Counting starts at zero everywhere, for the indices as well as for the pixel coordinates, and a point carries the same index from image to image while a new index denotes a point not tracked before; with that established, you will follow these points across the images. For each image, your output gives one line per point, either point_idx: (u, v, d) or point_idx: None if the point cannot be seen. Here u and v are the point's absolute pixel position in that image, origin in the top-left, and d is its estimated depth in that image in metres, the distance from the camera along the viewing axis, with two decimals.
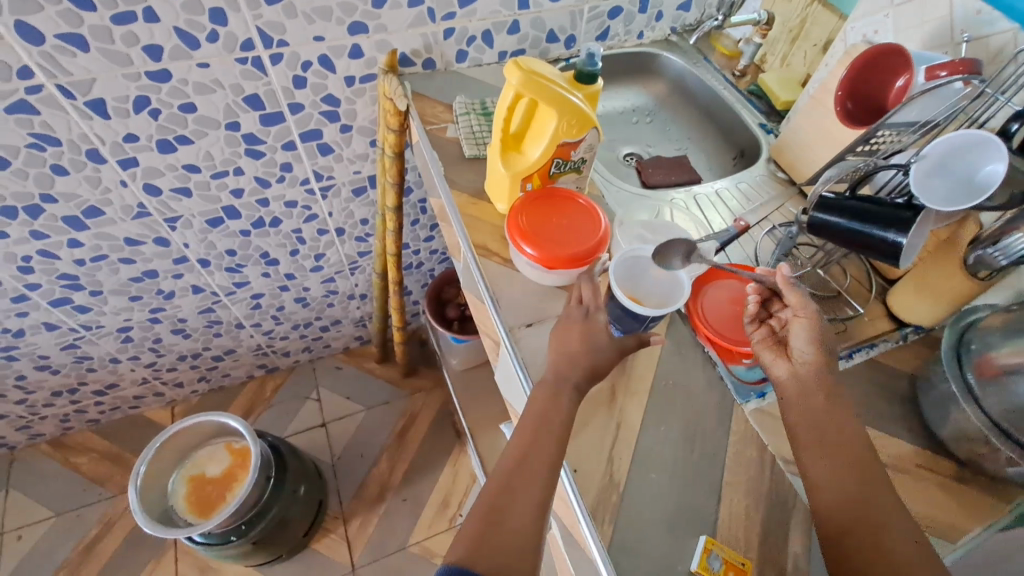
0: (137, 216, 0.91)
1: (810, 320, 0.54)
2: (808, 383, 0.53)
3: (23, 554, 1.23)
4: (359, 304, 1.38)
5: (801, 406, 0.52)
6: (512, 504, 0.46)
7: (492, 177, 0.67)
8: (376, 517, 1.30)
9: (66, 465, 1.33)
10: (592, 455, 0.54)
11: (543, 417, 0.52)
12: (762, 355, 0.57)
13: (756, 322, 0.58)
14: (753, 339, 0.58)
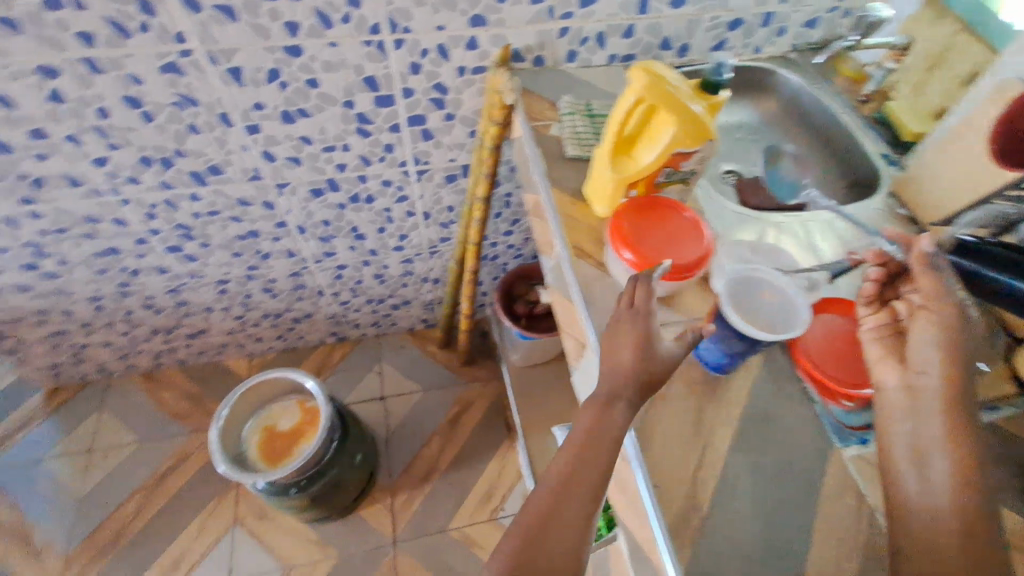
0: (252, 179, 0.98)
1: (939, 320, 0.51)
2: (924, 400, 0.49)
3: (102, 476, 1.32)
4: (431, 288, 1.42)
5: (904, 420, 0.50)
6: (552, 523, 0.47)
7: (594, 181, 0.68)
8: (422, 495, 1.33)
9: (153, 397, 1.46)
10: (675, 473, 0.53)
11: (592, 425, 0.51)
12: (874, 345, 0.56)
13: (876, 305, 0.58)
14: (871, 322, 0.58)
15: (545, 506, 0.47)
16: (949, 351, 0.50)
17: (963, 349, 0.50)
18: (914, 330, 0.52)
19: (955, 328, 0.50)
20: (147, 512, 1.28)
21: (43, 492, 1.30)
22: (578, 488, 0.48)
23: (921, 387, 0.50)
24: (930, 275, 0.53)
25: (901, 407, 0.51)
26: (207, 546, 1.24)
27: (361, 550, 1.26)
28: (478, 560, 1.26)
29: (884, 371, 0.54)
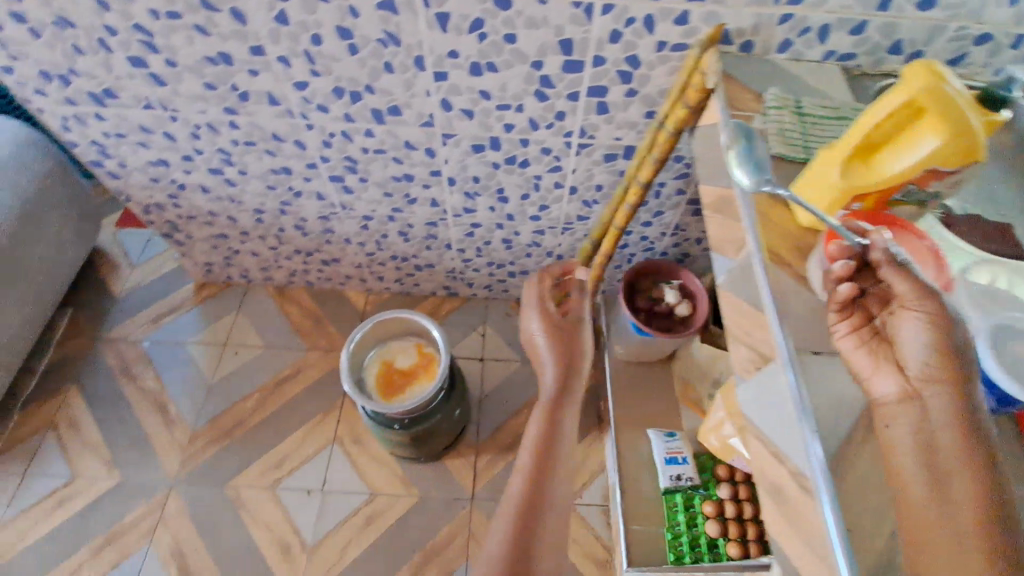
0: (424, 124, 1.00)
1: (929, 321, 0.46)
2: (929, 414, 0.44)
3: (234, 367, 1.48)
4: (551, 263, 1.41)
5: (906, 441, 0.45)
6: (532, 556, 0.81)
7: (813, 173, 0.61)
8: (505, 462, 1.36)
9: (281, 310, 1.58)
10: (874, 523, 0.47)
11: (547, 429, 0.98)
12: (862, 353, 0.50)
13: (853, 307, 0.52)
14: (849, 322, 0.52)
15: (521, 507, 0.88)
16: (943, 351, 0.45)
17: (956, 347, 0.45)
18: (903, 330, 0.47)
19: (942, 322, 0.46)
20: (263, 411, 1.41)
21: (183, 371, 1.47)
22: (542, 496, 0.90)
23: (927, 402, 0.45)
24: (910, 273, 0.49)
25: (911, 443, 0.45)
26: (308, 455, 1.35)
27: (441, 497, 1.31)
28: None
29: (879, 378, 0.48)
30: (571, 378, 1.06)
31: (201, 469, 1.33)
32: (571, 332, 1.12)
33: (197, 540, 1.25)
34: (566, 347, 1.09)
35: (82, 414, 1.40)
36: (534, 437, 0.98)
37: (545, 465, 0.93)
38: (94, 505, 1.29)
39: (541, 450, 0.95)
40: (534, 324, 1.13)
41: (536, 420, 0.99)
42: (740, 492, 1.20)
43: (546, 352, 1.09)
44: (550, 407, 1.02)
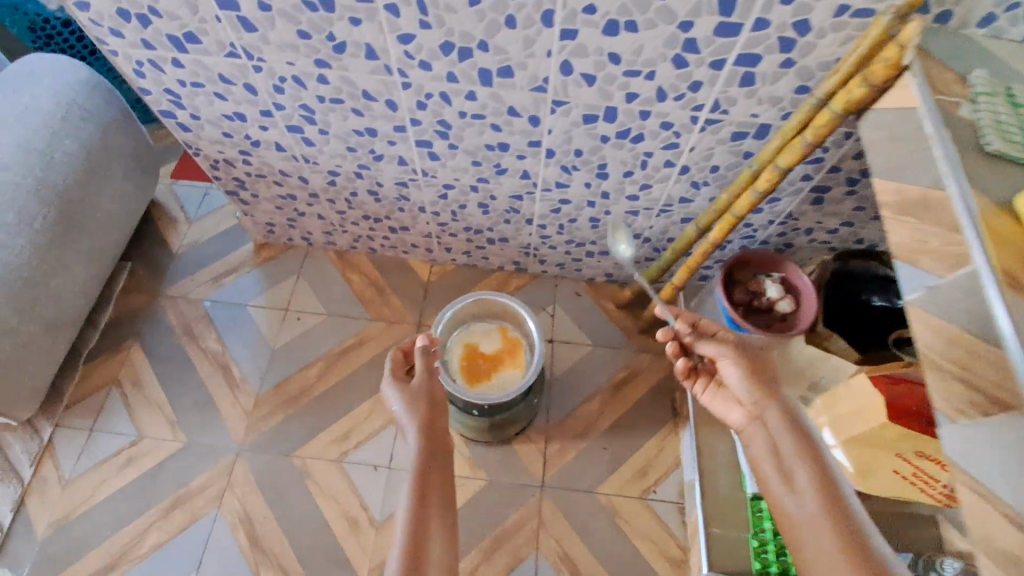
0: (535, 89, 0.89)
1: (734, 359, 0.87)
2: (767, 420, 0.83)
3: (296, 334, 1.44)
4: (635, 245, 1.30)
5: (755, 440, 0.83)
6: (428, 555, 0.73)
7: None
8: (575, 450, 1.31)
9: (342, 276, 1.52)
10: None
11: (422, 506, 0.80)
12: (707, 396, 0.93)
13: (695, 377, 0.95)
14: (699, 383, 0.95)
15: (416, 510, 0.79)
16: (752, 376, 0.86)
17: (761, 372, 0.87)
18: (727, 374, 0.88)
19: (749, 361, 0.87)
20: (327, 381, 1.39)
21: (245, 335, 1.44)
22: (433, 490, 0.82)
23: (768, 420, 0.83)
24: (723, 347, 0.89)
25: (760, 447, 0.83)
26: (375, 430, 1.33)
27: (509, 482, 1.28)
28: (619, 532, 1.24)
29: (733, 413, 0.89)
30: (435, 427, 0.89)
31: (266, 437, 1.32)
32: (424, 380, 0.94)
33: (265, 508, 1.25)
34: (430, 397, 0.93)
35: (146, 373, 1.39)
36: (405, 513, 0.79)
37: (427, 537, 0.76)
38: (163, 466, 1.29)
39: (424, 522, 0.78)
40: (394, 401, 0.93)
41: (405, 505, 0.80)
42: None
43: (400, 410, 0.92)
44: (421, 474, 0.83)
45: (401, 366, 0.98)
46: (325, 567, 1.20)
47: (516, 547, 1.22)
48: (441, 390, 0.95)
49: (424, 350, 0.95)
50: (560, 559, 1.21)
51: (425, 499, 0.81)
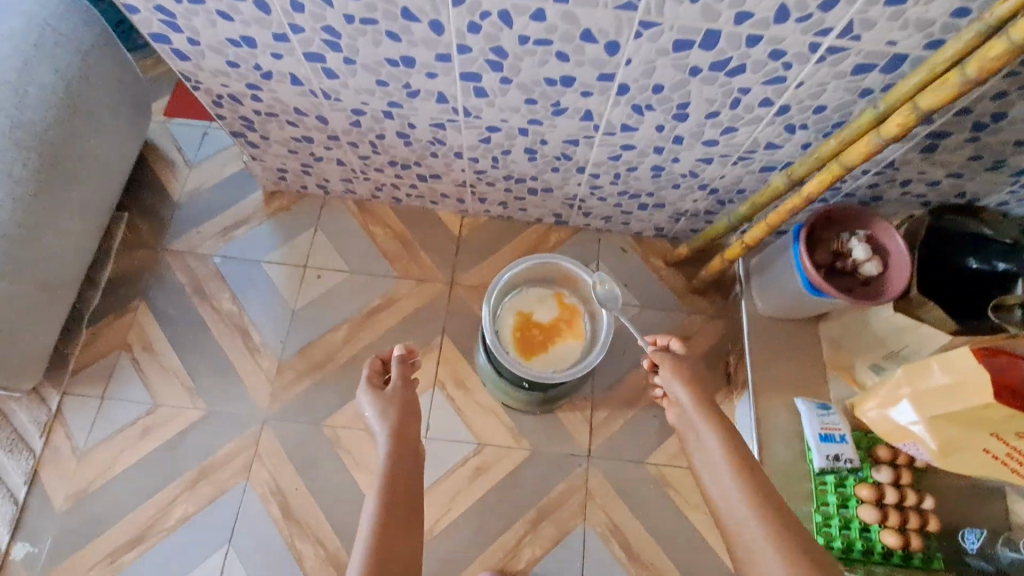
0: (621, 6, 0.71)
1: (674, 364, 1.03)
2: (695, 415, 0.98)
3: (318, 292, 1.33)
4: (698, 198, 1.15)
5: (687, 432, 1.00)
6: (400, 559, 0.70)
7: None
8: (623, 419, 1.24)
9: (365, 229, 1.39)
10: None
11: (393, 503, 0.76)
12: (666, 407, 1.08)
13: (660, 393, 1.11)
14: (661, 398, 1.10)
15: (390, 507, 0.75)
16: (689, 378, 1.02)
17: (694, 375, 1.03)
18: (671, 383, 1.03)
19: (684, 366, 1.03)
20: (354, 345, 1.29)
21: (262, 294, 1.33)
22: (408, 491, 0.79)
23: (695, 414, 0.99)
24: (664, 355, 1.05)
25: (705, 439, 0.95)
26: None
27: (554, 452, 1.21)
28: (670, 503, 1.19)
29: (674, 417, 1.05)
30: (408, 430, 0.85)
31: (293, 405, 1.24)
32: (401, 387, 0.89)
33: (297, 479, 1.19)
34: (405, 405, 0.88)
35: (157, 336, 1.29)
36: (372, 509, 0.75)
37: (393, 533, 0.72)
38: (184, 434, 1.22)
39: (390, 522, 0.74)
40: (372, 413, 0.87)
41: (375, 498, 0.76)
42: (902, 477, 1.08)
43: (375, 417, 0.86)
44: (394, 476, 0.79)
45: (378, 377, 0.93)
46: None
47: (563, 520, 1.17)
48: (418, 396, 0.90)
49: (403, 359, 0.91)
50: (609, 531, 1.17)
51: (399, 497, 0.77)
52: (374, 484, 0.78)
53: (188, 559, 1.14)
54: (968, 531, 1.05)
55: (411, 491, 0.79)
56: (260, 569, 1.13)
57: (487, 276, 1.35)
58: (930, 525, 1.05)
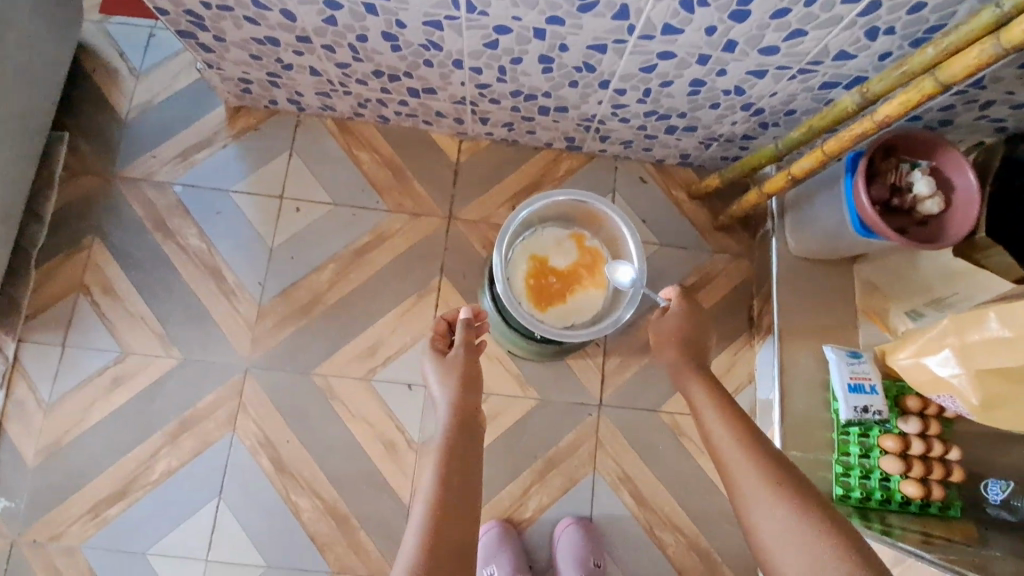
0: None
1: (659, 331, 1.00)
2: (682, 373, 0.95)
3: (299, 227, 1.18)
4: (738, 120, 1.00)
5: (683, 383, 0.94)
6: (463, 539, 0.64)
7: None
8: (637, 366, 1.16)
9: (348, 154, 1.21)
10: None
11: (451, 480, 0.68)
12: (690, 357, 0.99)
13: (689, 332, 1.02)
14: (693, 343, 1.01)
15: (453, 481, 0.68)
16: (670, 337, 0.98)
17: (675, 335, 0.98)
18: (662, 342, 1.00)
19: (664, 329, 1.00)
20: (343, 287, 1.16)
21: (234, 230, 1.17)
22: (470, 468, 0.71)
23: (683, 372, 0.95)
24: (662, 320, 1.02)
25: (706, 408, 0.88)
26: (406, 344, 1.15)
27: (563, 401, 1.14)
28: (683, 451, 1.14)
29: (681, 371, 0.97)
30: (467, 408, 0.77)
31: (278, 353, 1.13)
32: (464, 352, 0.83)
33: (287, 431, 1.11)
34: (464, 374, 0.81)
35: (118, 277, 1.15)
36: (427, 489, 0.67)
37: (450, 516, 0.65)
38: (160, 385, 1.12)
39: (448, 505, 0.66)
40: (432, 381, 0.82)
41: (432, 474, 0.69)
42: (931, 428, 1.02)
43: (436, 386, 0.81)
44: (453, 451, 0.72)
45: (442, 341, 0.88)
46: (363, 491, 1.09)
47: (572, 469, 1.12)
48: (481, 367, 0.83)
49: (466, 322, 0.86)
50: (619, 479, 1.12)
51: (462, 473, 0.69)
52: (431, 460, 0.71)
53: (177, 513, 1.08)
54: (991, 482, 1.02)
55: (473, 470, 0.71)
56: (255, 521, 1.08)
57: (489, 208, 1.20)
58: (954, 475, 1.01)
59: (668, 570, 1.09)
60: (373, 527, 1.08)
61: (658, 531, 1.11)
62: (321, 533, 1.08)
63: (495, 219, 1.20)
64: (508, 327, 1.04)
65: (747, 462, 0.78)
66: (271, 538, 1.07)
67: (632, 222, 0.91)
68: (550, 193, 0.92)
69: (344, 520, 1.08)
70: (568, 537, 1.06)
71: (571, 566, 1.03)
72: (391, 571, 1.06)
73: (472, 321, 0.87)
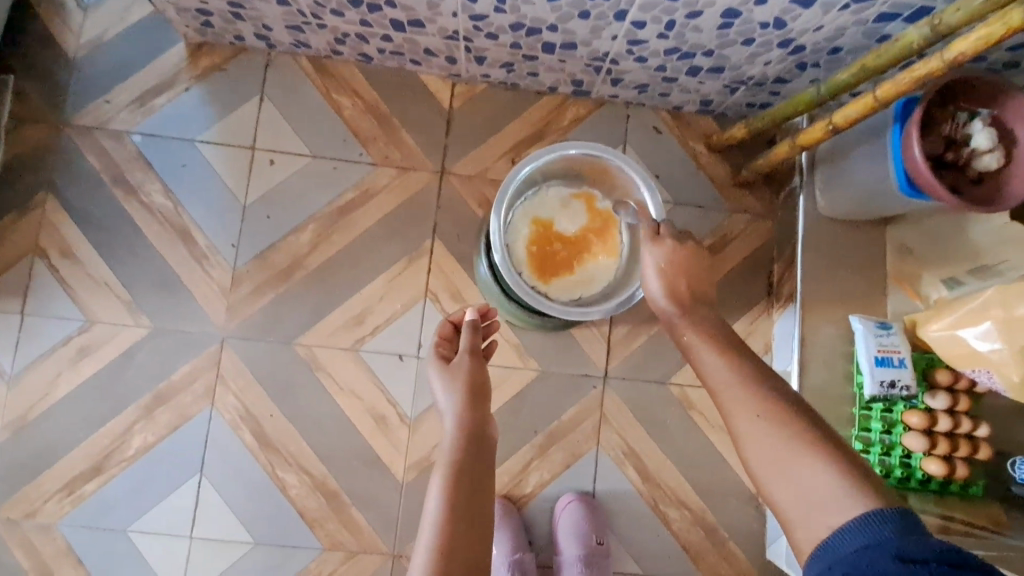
0: None
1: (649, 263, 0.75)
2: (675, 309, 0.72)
3: (275, 183, 1.06)
4: (772, 59, 0.88)
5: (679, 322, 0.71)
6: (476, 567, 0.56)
7: None
8: (646, 335, 1.08)
9: (327, 99, 1.08)
10: None
11: (460, 499, 0.60)
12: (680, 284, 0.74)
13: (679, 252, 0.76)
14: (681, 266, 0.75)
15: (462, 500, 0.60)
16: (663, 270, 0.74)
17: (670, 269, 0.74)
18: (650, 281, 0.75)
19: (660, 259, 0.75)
20: (325, 250, 1.06)
21: (203, 186, 1.05)
22: (481, 486, 0.63)
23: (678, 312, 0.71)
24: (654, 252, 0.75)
25: (685, 325, 0.70)
26: (396, 312, 1.06)
27: (565, 373, 1.06)
28: (692, 424, 1.08)
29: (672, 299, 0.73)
30: (475, 415, 0.69)
31: (257, 321, 1.04)
32: (469, 359, 0.76)
33: (271, 404, 1.03)
34: (471, 381, 0.73)
35: (77, 238, 1.04)
36: (434, 510, 0.59)
37: (459, 541, 0.57)
38: (130, 356, 1.03)
39: (456, 528, 0.58)
40: (437, 390, 0.74)
41: (438, 493, 0.61)
42: (960, 404, 0.94)
43: (441, 395, 0.73)
44: (463, 467, 0.63)
45: (446, 347, 0.81)
46: (352, 468, 1.03)
47: (574, 444, 1.05)
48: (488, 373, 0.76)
49: (472, 326, 0.80)
50: (624, 454, 1.06)
51: (471, 489, 0.62)
52: (437, 477, 0.63)
53: (157, 491, 1.01)
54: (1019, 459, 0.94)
55: (486, 487, 0.63)
56: (240, 498, 1.02)
57: (486, 162, 1.08)
58: (981, 453, 0.94)
59: (673, 545, 1.05)
60: (364, 504, 1.03)
61: (663, 506, 1.05)
62: (311, 510, 1.02)
63: (492, 174, 1.08)
64: (511, 302, 0.97)
65: (743, 396, 0.61)
66: (258, 514, 1.01)
67: (653, 182, 0.84)
68: (562, 145, 0.84)
69: (334, 496, 1.02)
70: (568, 514, 1.01)
71: (573, 543, 0.98)
72: (384, 547, 1.02)
73: (477, 324, 0.80)
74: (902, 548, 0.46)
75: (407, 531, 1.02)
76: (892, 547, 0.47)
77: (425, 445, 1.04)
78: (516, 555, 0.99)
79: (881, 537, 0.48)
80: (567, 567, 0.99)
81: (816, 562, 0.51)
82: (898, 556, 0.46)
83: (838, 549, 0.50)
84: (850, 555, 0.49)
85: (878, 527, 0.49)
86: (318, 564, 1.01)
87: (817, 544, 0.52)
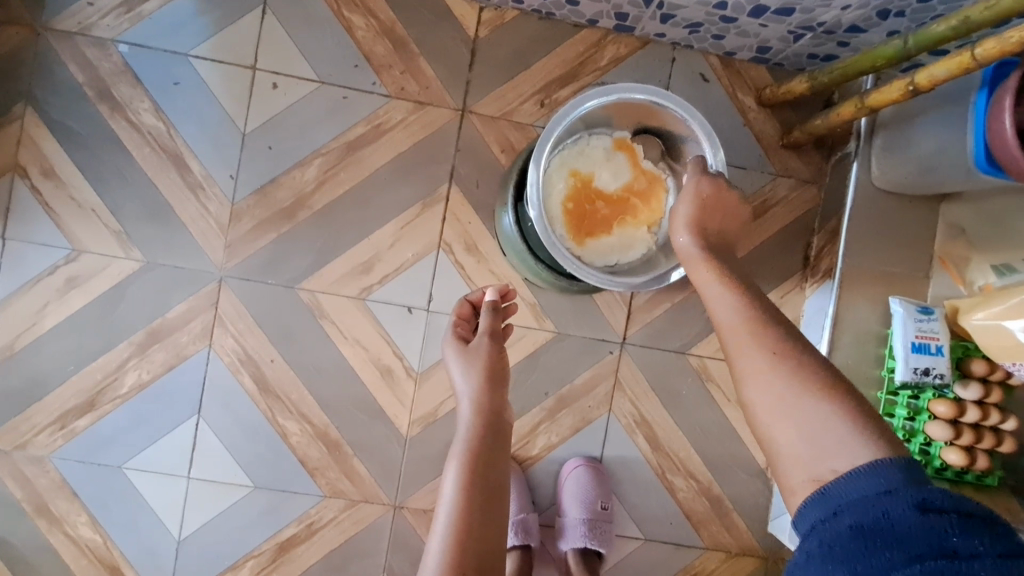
0: None
1: (691, 198, 0.73)
2: (693, 255, 0.69)
3: (277, 109, 0.96)
4: (852, 3, 0.77)
5: (702, 263, 0.68)
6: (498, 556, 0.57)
7: None
8: (671, 303, 1.03)
9: (338, 17, 0.96)
10: None
11: (475, 485, 0.61)
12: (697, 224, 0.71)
13: (716, 206, 0.73)
14: (713, 222, 0.72)
15: (480, 487, 0.61)
16: (700, 207, 0.72)
17: (704, 211, 0.72)
18: (677, 234, 0.71)
19: (700, 195, 0.73)
20: (332, 189, 0.97)
21: (198, 107, 0.95)
22: (497, 472, 0.63)
23: (697, 260, 0.68)
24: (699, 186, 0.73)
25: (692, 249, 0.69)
26: (407, 260, 0.99)
27: (581, 336, 1.01)
28: (707, 395, 1.04)
29: (695, 264, 0.68)
30: (493, 399, 0.69)
31: (256, 261, 0.97)
32: (488, 340, 0.76)
33: (270, 348, 0.98)
34: (488, 365, 0.73)
35: (59, 157, 0.94)
36: (452, 494, 0.60)
37: (475, 526, 0.58)
38: (121, 290, 0.96)
39: (473, 512, 0.59)
40: (453, 372, 0.74)
41: (453, 478, 0.61)
42: (990, 395, 0.88)
43: (458, 376, 0.73)
44: (478, 454, 0.64)
45: (464, 327, 0.81)
46: (356, 419, 0.99)
47: (585, 409, 1.02)
48: (507, 357, 0.75)
49: (492, 306, 0.79)
50: (635, 422, 1.03)
51: (487, 475, 0.62)
52: (452, 462, 0.63)
53: (152, 429, 0.97)
54: None
55: (500, 475, 0.64)
56: (238, 441, 0.98)
57: (512, 102, 0.98)
58: (1004, 446, 0.89)
59: (676, 512, 1.04)
60: (366, 455, 1.00)
61: (669, 475, 1.04)
62: (312, 458, 0.99)
63: (518, 116, 0.98)
64: (535, 264, 0.90)
65: (753, 334, 0.59)
66: (256, 458, 0.98)
67: (719, 141, 0.77)
68: (630, 88, 0.77)
69: (336, 446, 0.99)
70: (574, 478, 0.99)
71: (576, 505, 0.96)
72: (385, 497, 1.00)
73: (498, 304, 0.80)
74: (919, 497, 0.46)
75: (409, 484, 1.00)
76: (909, 495, 0.46)
77: (430, 400, 1.01)
78: (521, 514, 0.97)
79: (892, 485, 0.47)
80: (569, 530, 0.97)
81: (815, 508, 0.50)
82: (915, 504, 0.45)
83: (843, 495, 0.49)
84: (858, 503, 0.48)
85: (883, 473, 0.48)
86: (317, 510, 0.99)
87: (819, 490, 0.51)
